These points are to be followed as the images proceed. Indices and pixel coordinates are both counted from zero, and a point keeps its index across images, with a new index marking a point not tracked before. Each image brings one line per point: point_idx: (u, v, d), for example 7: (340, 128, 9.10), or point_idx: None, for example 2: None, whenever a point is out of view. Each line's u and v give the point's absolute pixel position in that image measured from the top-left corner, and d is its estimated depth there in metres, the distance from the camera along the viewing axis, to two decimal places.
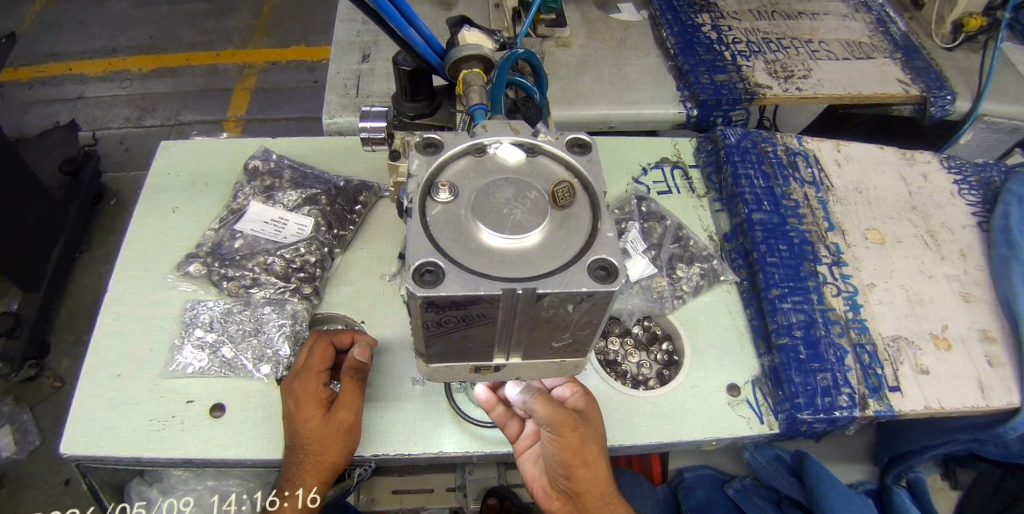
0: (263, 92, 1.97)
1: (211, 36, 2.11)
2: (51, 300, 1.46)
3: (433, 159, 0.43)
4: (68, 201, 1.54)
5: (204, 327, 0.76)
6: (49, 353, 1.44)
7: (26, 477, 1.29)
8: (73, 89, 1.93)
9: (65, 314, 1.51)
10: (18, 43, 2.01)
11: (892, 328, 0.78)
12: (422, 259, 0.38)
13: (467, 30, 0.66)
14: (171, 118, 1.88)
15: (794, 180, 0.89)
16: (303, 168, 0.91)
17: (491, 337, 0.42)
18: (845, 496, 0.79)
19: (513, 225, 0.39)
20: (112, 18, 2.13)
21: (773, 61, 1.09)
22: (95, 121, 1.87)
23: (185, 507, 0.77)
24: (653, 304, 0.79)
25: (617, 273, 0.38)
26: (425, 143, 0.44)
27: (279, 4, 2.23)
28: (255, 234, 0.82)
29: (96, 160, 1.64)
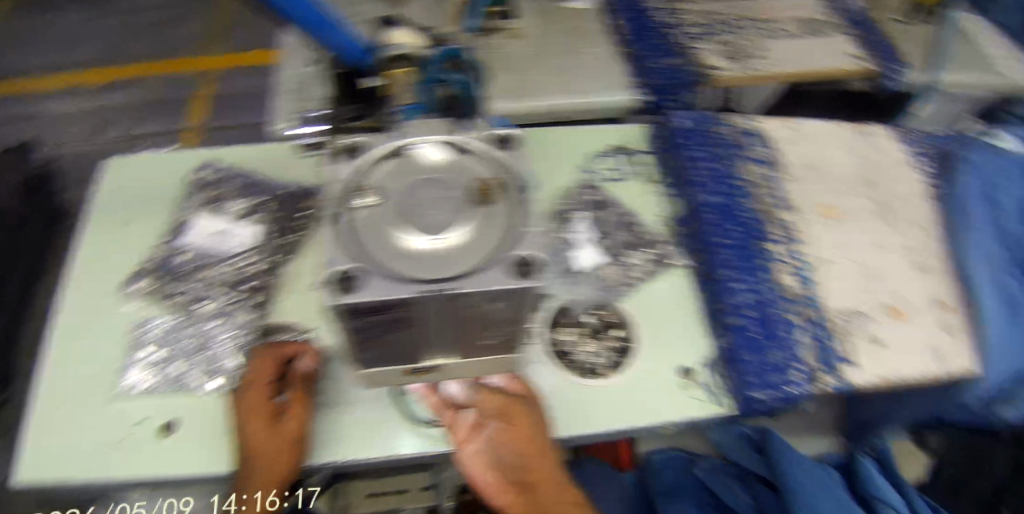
0: (218, 92, 1.78)
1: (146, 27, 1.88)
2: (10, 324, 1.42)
3: (355, 163, 0.42)
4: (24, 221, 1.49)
5: (154, 345, 0.75)
6: (15, 377, 1.41)
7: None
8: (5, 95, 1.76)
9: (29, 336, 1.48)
10: None
11: (846, 301, 0.77)
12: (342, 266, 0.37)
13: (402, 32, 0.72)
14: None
15: (748, 157, 0.86)
16: (251, 176, 0.89)
17: (423, 338, 0.43)
18: (806, 468, 0.80)
19: (436, 225, 0.39)
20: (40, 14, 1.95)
21: (722, 43, 1.09)
22: (30, 128, 1.70)
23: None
24: (606, 293, 0.79)
25: (540, 268, 0.38)
26: (347, 147, 0.43)
27: None
28: (203, 245, 0.82)
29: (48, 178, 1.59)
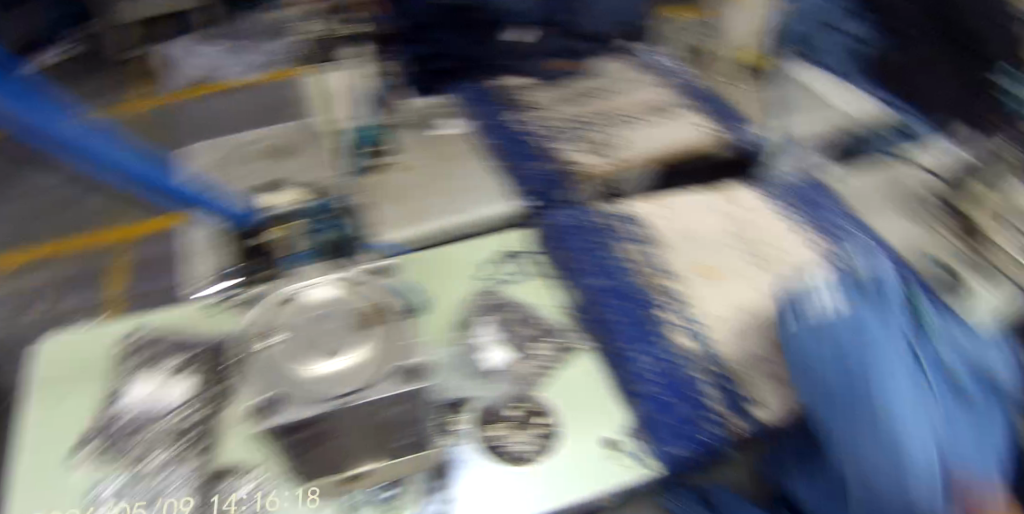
0: None
1: None
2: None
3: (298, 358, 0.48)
4: None
5: (110, 502, 0.75)
6: None
7: None
8: None
9: None
10: None
11: (742, 351, 0.84)
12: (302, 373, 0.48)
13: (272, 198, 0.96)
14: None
15: (613, 240, 0.99)
16: (162, 335, 0.91)
17: (346, 445, 0.50)
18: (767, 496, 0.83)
19: (331, 350, 0.49)
20: None
21: (586, 135, 1.22)
22: None
23: None
24: (523, 387, 0.81)
25: (422, 372, 0.47)
26: (262, 405, 0.46)
27: None
28: (146, 405, 0.83)
29: None
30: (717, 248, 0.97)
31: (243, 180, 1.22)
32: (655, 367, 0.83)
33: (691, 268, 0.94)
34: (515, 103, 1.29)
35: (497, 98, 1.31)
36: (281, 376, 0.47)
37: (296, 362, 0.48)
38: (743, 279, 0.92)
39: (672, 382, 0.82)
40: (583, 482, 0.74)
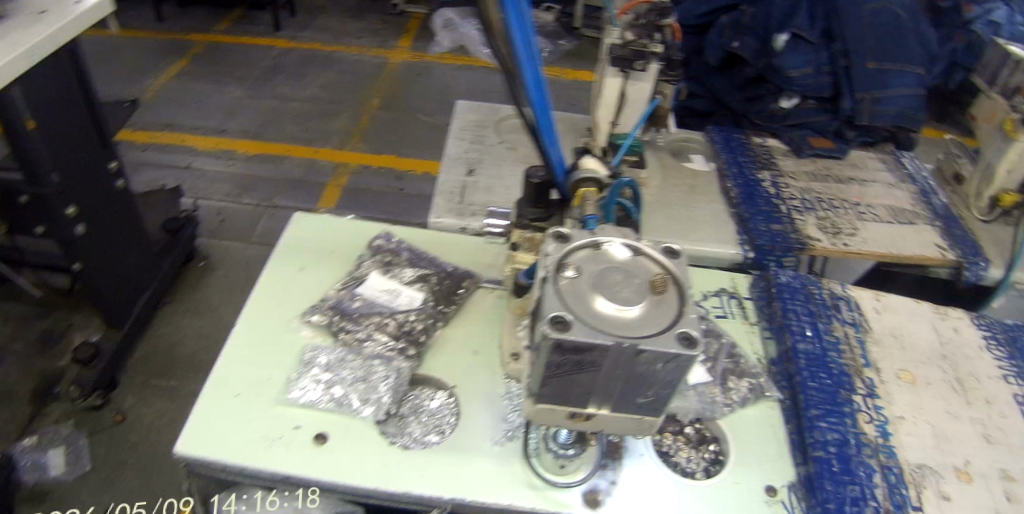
0: (353, 194, 2.71)
1: (316, 134, 3.05)
2: (128, 342, 2.09)
3: (584, 300, 0.55)
4: (163, 256, 2.24)
5: (321, 367, 0.91)
6: (115, 389, 2.02)
7: (66, 499, 1.77)
8: (185, 160, 2.81)
9: (138, 357, 2.12)
10: (176, 127, 3.00)
11: (918, 457, 0.90)
12: (555, 313, 0.53)
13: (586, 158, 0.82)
14: (265, 201, 2.68)
15: (837, 319, 1.08)
16: (419, 252, 1.11)
17: (592, 384, 0.56)
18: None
19: (621, 299, 0.55)
20: (254, 124, 3.07)
21: (823, 218, 1.38)
22: (199, 191, 2.68)
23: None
24: (706, 408, 0.95)
25: (698, 343, 0.52)
26: (553, 320, 0.52)
27: (376, 135, 3.06)
28: (373, 297, 1.01)
29: (192, 225, 2.39)
30: (925, 361, 1.05)
31: (490, 152, 1.39)
32: (834, 434, 0.89)
33: (897, 373, 1.02)
34: (765, 163, 1.54)
35: (750, 157, 1.54)
36: (567, 304, 0.54)
37: (585, 298, 0.55)
38: (935, 395, 1.00)
39: (842, 453, 0.87)
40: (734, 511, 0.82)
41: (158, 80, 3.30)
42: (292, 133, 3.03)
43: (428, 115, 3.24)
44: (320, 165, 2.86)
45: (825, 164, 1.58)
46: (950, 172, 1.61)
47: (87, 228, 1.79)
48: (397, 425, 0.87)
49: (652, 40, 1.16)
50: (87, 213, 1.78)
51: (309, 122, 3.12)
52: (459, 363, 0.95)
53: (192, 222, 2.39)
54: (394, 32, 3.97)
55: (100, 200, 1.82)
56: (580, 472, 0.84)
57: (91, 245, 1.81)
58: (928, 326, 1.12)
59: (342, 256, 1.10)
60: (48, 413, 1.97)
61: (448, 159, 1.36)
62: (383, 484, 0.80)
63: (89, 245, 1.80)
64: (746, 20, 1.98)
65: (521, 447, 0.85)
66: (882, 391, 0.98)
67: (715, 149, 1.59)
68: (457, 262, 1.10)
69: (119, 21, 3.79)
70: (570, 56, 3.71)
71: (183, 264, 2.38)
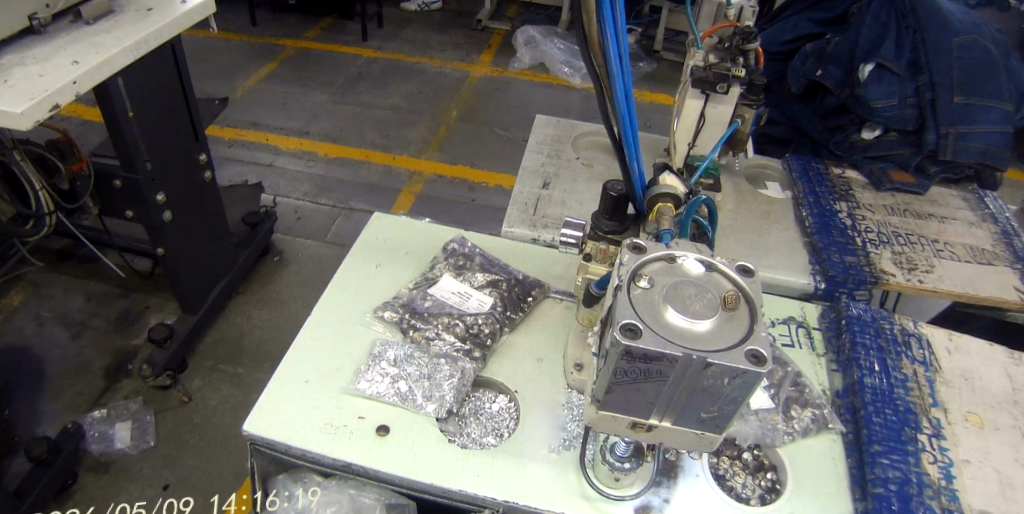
0: (425, 201, 2.81)
1: (393, 141, 3.18)
2: (200, 328, 2.23)
3: (655, 311, 0.57)
4: (242, 247, 2.41)
5: (390, 361, 0.96)
6: (184, 371, 2.16)
7: (130, 470, 1.90)
8: (269, 159, 3.00)
9: (208, 341, 2.26)
10: (264, 126, 3.20)
11: (981, 502, 0.87)
12: (626, 321, 0.55)
13: (668, 176, 0.84)
14: (342, 203, 2.80)
15: (907, 357, 1.06)
16: (490, 257, 1.15)
17: (655, 395, 0.58)
18: None
19: (693, 312, 0.56)
20: (335, 128, 3.23)
21: (899, 253, 1.35)
22: (280, 188, 2.85)
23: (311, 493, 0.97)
24: (767, 433, 0.95)
25: (766, 361, 0.52)
26: (624, 327, 0.54)
27: (451, 146, 3.16)
28: (444, 298, 1.06)
29: (269, 222, 2.53)
30: (998, 407, 1.02)
31: (565, 167, 1.42)
32: (897, 475, 0.88)
33: (965, 415, 0.99)
34: (841, 193, 1.50)
35: (826, 186, 1.52)
36: (639, 314, 0.56)
37: (656, 310, 0.57)
38: (1007, 443, 0.96)
39: (903, 491, 0.86)
40: None
41: (253, 81, 3.53)
42: (370, 139, 3.17)
43: (503, 129, 3.32)
44: (395, 172, 2.97)
45: (903, 199, 1.53)
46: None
47: (172, 215, 1.93)
48: (456, 425, 0.92)
49: (736, 63, 1.20)
50: (173, 201, 1.91)
51: (388, 129, 3.25)
52: (518, 368, 0.98)
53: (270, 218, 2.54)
54: (476, 47, 4.09)
55: (185, 189, 1.97)
56: (632, 488, 0.85)
57: (173, 231, 1.95)
58: (1002, 372, 1.08)
59: (416, 257, 1.15)
60: (121, 388, 2.11)
61: (525, 172, 1.40)
62: (437, 477, 0.83)
63: (172, 232, 1.94)
64: (830, 49, 1.95)
65: (575, 456, 0.87)
66: (950, 432, 0.96)
67: (791, 178, 1.57)
68: (527, 272, 1.13)
69: (220, 24, 4.08)
70: (650, 78, 3.72)
71: (259, 256, 2.52)
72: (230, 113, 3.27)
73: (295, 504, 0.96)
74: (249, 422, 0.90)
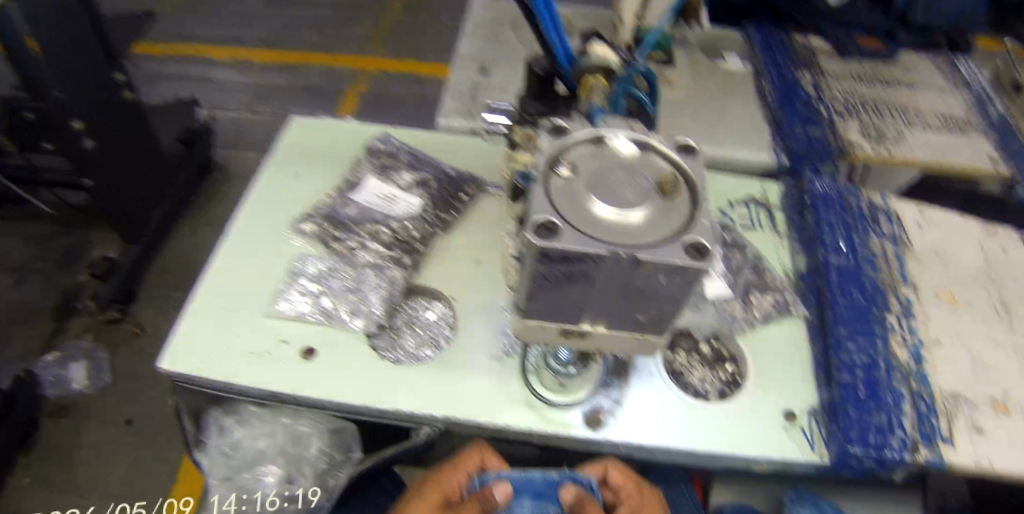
0: (374, 102, 2.58)
1: (332, 40, 2.88)
2: (144, 257, 2.07)
3: (576, 202, 0.46)
4: (180, 168, 2.17)
5: (310, 278, 0.85)
6: (132, 304, 2.03)
7: (89, 411, 1.84)
8: (201, 72, 2.68)
9: (156, 271, 2.10)
10: (186, 34, 2.86)
11: (953, 384, 0.81)
12: (542, 217, 0.44)
13: (597, 44, 0.72)
14: (280, 108, 2.55)
15: (875, 233, 0.98)
16: (420, 155, 1.02)
17: (585, 299, 0.48)
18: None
19: (623, 201, 0.45)
20: (267, 31, 2.91)
21: (866, 123, 1.25)
22: (214, 101, 2.57)
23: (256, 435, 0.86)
24: (723, 322, 0.89)
25: (710, 254, 0.43)
26: (537, 224, 0.43)
27: (397, 41, 2.88)
28: (369, 204, 0.94)
29: (204, 137, 2.27)
30: (970, 282, 0.96)
31: (505, 50, 1.25)
32: (862, 355, 0.82)
33: (936, 292, 0.93)
34: (806, 62, 1.37)
35: (789, 55, 1.38)
36: (558, 207, 0.45)
37: (578, 200, 0.46)
38: (977, 318, 0.91)
39: (871, 376, 0.80)
40: (741, 435, 0.77)
41: None
42: (307, 39, 2.87)
43: (453, 19, 3.02)
44: (338, 74, 2.71)
45: (872, 66, 1.40)
46: (1008, 80, 1.45)
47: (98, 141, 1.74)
48: (390, 338, 0.83)
49: None
50: (97, 125, 1.72)
51: (325, 28, 2.94)
52: (451, 276, 0.88)
53: (201, 134, 2.25)
54: None
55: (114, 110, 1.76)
56: (581, 391, 0.78)
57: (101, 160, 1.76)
58: (975, 246, 1.02)
59: (338, 161, 1.00)
60: (69, 328, 2.00)
61: (461, 59, 1.23)
62: (371, 403, 0.76)
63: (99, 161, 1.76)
64: None
65: (518, 363, 0.80)
66: (920, 312, 0.90)
67: (751, 48, 1.41)
68: (461, 167, 1.01)
69: None
70: None
71: (198, 173, 2.29)
72: (146, 20, 2.91)
73: (227, 438, 0.86)
74: (161, 360, 0.80)
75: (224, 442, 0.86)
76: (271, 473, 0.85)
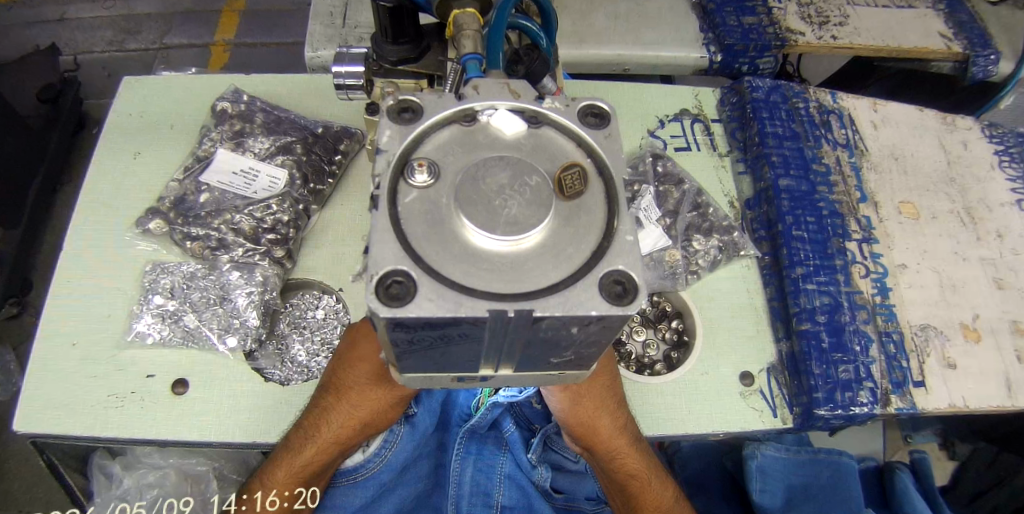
0: (253, 15, 1.93)
1: None
2: (32, 236, 1.53)
3: (440, 224, 0.31)
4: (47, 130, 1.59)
5: (165, 294, 0.68)
6: (30, 291, 1.50)
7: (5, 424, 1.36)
8: (55, 9, 1.86)
9: (48, 248, 1.57)
10: None
11: (921, 315, 0.75)
12: (390, 267, 0.29)
13: None
14: (154, 41, 1.85)
15: (827, 142, 0.85)
16: (278, 111, 0.79)
17: (475, 354, 0.34)
18: (779, 461, 0.95)
19: (507, 221, 0.30)
20: None
21: (806, 4, 1.09)
22: (76, 44, 1.82)
23: (146, 480, 0.72)
24: (665, 279, 0.74)
25: (638, 292, 0.29)
26: (383, 281, 0.28)
27: None
28: (223, 187, 0.72)
29: (76, 87, 1.68)
30: (931, 189, 0.87)
31: None
32: (824, 298, 0.72)
33: (897, 206, 0.84)
34: None
35: None
36: (415, 240, 0.31)
37: (444, 223, 0.31)
38: (942, 232, 0.83)
39: (833, 320, 0.71)
40: (700, 413, 0.68)
41: None
42: None
43: None
44: None
45: None
46: None
47: None
48: (276, 349, 0.69)
49: None
50: None
51: None
52: (327, 260, 0.72)
53: (73, 83, 1.68)
54: None
55: None
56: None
57: None
58: (933, 143, 0.91)
59: (181, 133, 0.79)
60: None
61: None
62: (264, 440, 0.63)
63: None
64: None
65: None
66: (881, 232, 0.80)
67: None
68: (330, 119, 0.81)
69: None
70: None
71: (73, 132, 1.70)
72: None
73: (115, 489, 0.73)
74: (13, 424, 0.63)
75: (113, 495, 0.73)
76: None
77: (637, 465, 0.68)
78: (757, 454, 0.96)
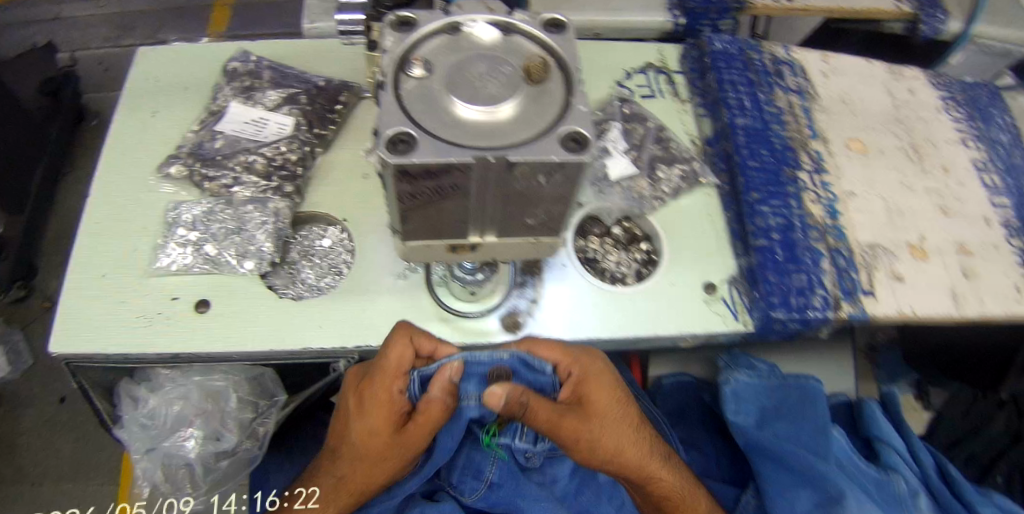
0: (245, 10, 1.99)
1: None
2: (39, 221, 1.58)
3: (432, 102, 0.40)
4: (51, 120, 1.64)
5: (187, 227, 0.76)
6: (37, 274, 1.55)
7: (21, 397, 1.42)
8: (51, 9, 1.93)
9: (54, 234, 1.63)
10: None
11: (870, 236, 0.84)
12: (396, 129, 0.37)
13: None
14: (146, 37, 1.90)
15: (780, 88, 0.94)
16: (282, 69, 0.88)
17: (465, 212, 0.42)
18: (752, 387, 1.03)
19: (485, 97, 0.39)
20: None
21: None
22: (72, 41, 1.89)
23: (173, 401, 0.80)
24: (633, 205, 0.83)
25: (589, 145, 0.38)
26: (390, 138, 0.37)
27: None
28: (236, 133, 0.81)
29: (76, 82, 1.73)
30: (879, 129, 0.96)
31: None
32: (777, 219, 0.81)
33: (847, 144, 0.92)
34: None
35: None
36: (415, 114, 0.39)
37: (437, 101, 0.40)
38: (889, 166, 0.92)
39: (787, 237, 0.80)
40: (667, 323, 0.76)
41: None
42: None
43: None
44: None
45: None
46: None
47: None
48: (287, 275, 0.77)
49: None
50: None
51: None
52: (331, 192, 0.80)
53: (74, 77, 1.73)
54: None
55: None
56: (493, 298, 0.76)
57: None
58: (882, 90, 1.00)
59: (194, 91, 0.87)
60: None
61: None
62: (283, 349, 0.71)
63: None
64: None
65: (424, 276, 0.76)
66: (832, 165, 0.89)
67: None
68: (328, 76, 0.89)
69: None
70: None
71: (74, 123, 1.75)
72: None
73: (143, 409, 0.80)
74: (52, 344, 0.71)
75: (140, 414, 0.80)
76: (192, 436, 0.81)
77: (669, 487, 0.81)
78: (730, 380, 1.03)
